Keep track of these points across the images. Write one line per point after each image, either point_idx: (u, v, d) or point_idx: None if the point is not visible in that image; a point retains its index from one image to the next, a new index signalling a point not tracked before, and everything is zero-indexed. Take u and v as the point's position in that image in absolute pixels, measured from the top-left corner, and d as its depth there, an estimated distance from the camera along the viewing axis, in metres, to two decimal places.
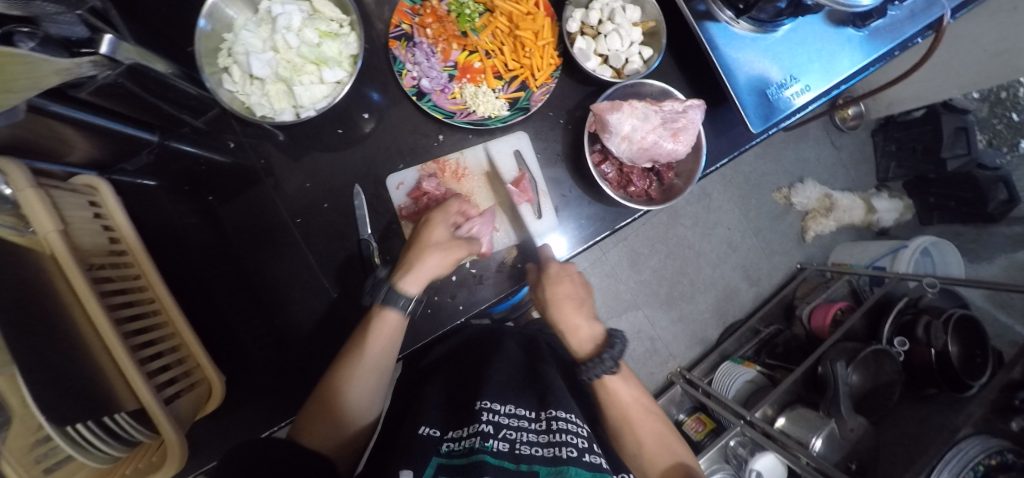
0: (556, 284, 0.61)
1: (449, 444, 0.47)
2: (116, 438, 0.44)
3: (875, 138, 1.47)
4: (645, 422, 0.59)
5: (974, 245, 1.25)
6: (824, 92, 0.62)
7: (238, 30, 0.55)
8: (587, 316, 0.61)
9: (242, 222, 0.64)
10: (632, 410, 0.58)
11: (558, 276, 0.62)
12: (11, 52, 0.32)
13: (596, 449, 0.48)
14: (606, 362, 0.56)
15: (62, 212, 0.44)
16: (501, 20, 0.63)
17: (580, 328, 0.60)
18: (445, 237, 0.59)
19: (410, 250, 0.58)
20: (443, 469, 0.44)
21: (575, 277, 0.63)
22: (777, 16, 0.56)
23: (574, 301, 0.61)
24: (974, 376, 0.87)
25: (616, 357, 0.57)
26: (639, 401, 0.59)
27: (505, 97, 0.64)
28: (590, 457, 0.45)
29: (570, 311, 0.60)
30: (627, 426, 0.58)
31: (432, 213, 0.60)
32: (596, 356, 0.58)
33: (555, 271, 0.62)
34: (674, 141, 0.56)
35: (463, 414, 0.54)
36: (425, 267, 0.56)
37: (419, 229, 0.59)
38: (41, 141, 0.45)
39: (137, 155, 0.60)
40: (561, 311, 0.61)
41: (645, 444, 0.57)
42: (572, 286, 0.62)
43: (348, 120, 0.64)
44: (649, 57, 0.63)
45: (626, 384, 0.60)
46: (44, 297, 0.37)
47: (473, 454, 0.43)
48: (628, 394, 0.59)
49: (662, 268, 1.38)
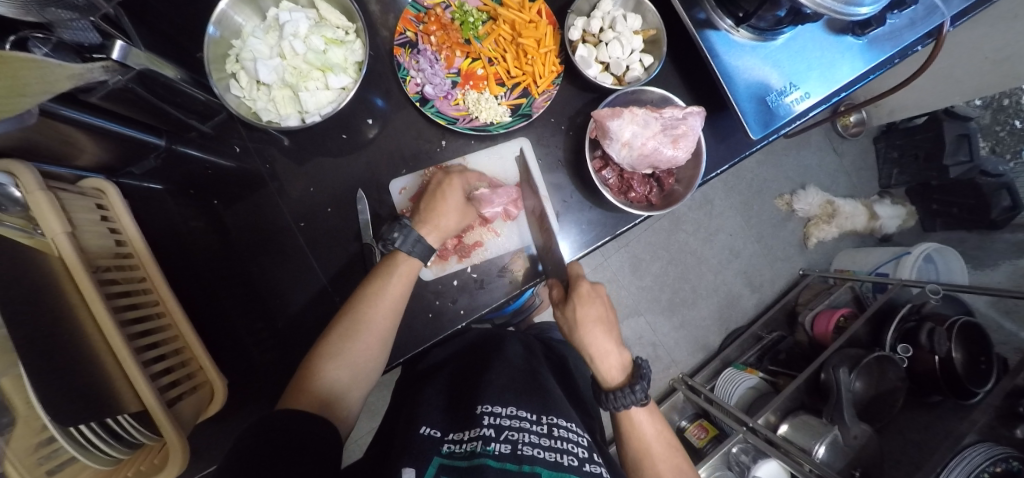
0: (588, 305, 0.59)
1: (449, 445, 0.48)
2: (118, 440, 0.45)
3: (878, 144, 1.46)
4: (667, 458, 0.58)
5: (978, 252, 1.24)
6: (824, 99, 0.62)
7: (246, 37, 0.56)
8: (617, 341, 0.59)
9: (244, 225, 0.65)
10: (654, 446, 0.58)
11: (589, 296, 0.60)
12: (28, 57, 0.33)
13: (596, 459, 0.50)
14: (638, 393, 0.55)
15: (70, 215, 0.45)
16: (504, 28, 0.63)
17: (611, 354, 0.58)
18: (461, 202, 0.61)
19: (428, 205, 0.60)
20: (444, 469, 0.44)
21: (605, 299, 0.61)
22: (777, 25, 0.57)
23: (605, 325, 0.59)
24: (980, 383, 0.86)
25: (647, 389, 0.56)
26: (661, 436, 0.59)
27: (508, 103, 0.65)
28: (589, 466, 0.47)
29: (600, 334, 0.58)
30: (648, 461, 0.58)
31: (450, 176, 0.62)
32: (626, 386, 0.56)
33: (586, 291, 0.60)
34: (674, 148, 0.57)
35: (465, 415, 0.54)
36: (443, 221, 0.60)
37: (439, 187, 0.61)
38: (53, 145, 0.46)
39: (144, 159, 0.60)
40: (591, 334, 0.58)
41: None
42: (604, 309, 0.60)
43: (352, 125, 0.65)
44: (650, 65, 0.63)
45: (648, 414, 0.59)
46: (51, 299, 0.38)
47: (476, 457, 0.44)
48: (651, 429, 0.59)
49: (664, 273, 1.38)
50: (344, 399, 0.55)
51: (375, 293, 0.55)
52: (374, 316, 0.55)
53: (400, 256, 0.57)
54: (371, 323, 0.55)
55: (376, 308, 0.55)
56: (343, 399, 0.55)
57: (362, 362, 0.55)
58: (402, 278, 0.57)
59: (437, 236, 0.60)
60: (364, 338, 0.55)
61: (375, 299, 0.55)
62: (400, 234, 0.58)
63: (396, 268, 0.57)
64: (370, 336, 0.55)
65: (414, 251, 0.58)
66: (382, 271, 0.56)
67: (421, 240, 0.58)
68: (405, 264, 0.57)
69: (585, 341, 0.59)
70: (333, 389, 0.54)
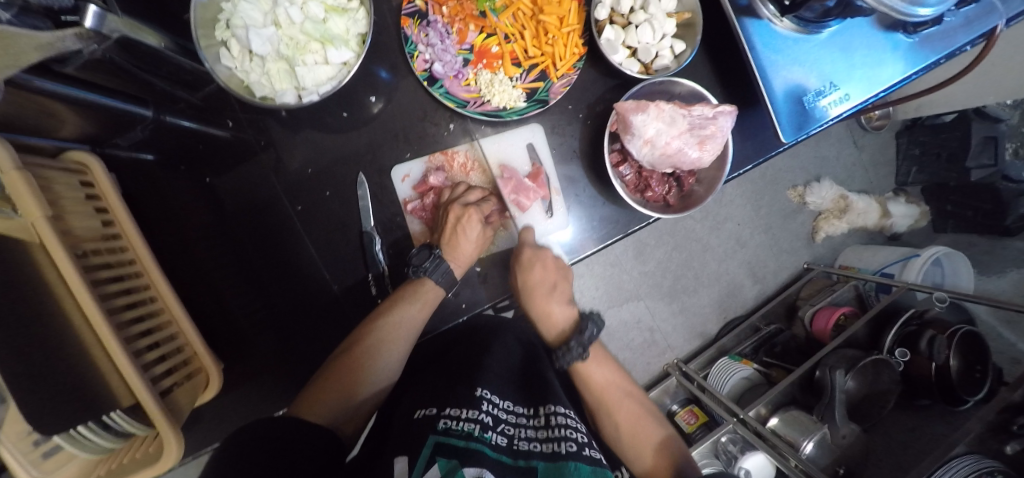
0: (528, 271, 0.60)
1: (446, 422, 0.46)
2: (106, 429, 0.43)
3: (899, 139, 1.41)
4: (622, 405, 0.61)
5: (985, 257, 1.22)
6: (863, 103, 0.58)
7: (238, 0, 0.50)
8: (560, 301, 0.63)
9: (240, 203, 0.61)
10: (606, 393, 0.61)
11: (529, 262, 0.61)
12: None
13: (596, 444, 0.50)
14: (575, 350, 0.60)
15: (51, 193, 0.41)
16: (523, 1, 0.58)
17: (556, 311, 0.64)
18: (482, 231, 0.59)
19: (449, 240, 0.58)
20: (439, 450, 0.42)
21: (549, 262, 0.61)
22: (825, 16, 0.51)
23: (546, 288, 0.61)
24: (972, 391, 0.88)
25: (584, 342, 0.60)
26: (615, 386, 0.62)
27: (523, 86, 0.61)
28: (589, 451, 0.47)
29: (542, 299, 0.61)
30: (606, 409, 0.61)
31: (469, 210, 0.58)
32: (565, 344, 0.62)
33: (527, 257, 0.61)
34: (700, 149, 0.54)
35: (460, 392, 0.53)
36: (468, 252, 0.59)
37: (457, 223, 0.58)
38: (31, 115, 0.42)
39: (131, 131, 0.55)
40: (533, 300, 0.62)
41: (622, 424, 0.60)
42: (544, 273, 0.60)
43: (355, 102, 0.60)
44: (680, 52, 0.59)
45: (596, 364, 0.63)
46: (33, 290, 0.35)
47: (473, 441, 0.44)
48: (601, 376, 0.62)
49: (667, 260, 1.37)
50: (352, 418, 0.55)
51: (399, 317, 0.56)
52: (397, 338, 0.56)
53: (428, 284, 0.58)
54: (395, 345, 0.56)
55: (399, 331, 0.56)
56: (352, 416, 0.55)
57: (377, 378, 0.57)
58: (424, 305, 0.57)
59: (462, 267, 0.60)
60: (383, 356, 0.56)
61: (400, 320, 0.56)
62: (431, 263, 0.57)
63: (422, 294, 0.57)
64: (391, 355, 0.57)
65: (441, 282, 0.58)
66: (407, 294, 0.57)
67: (449, 272, 0.58)
68: (430, 291, 0.58)
69: (531, 305, 0.62)
70: (348, 402, 0.54)
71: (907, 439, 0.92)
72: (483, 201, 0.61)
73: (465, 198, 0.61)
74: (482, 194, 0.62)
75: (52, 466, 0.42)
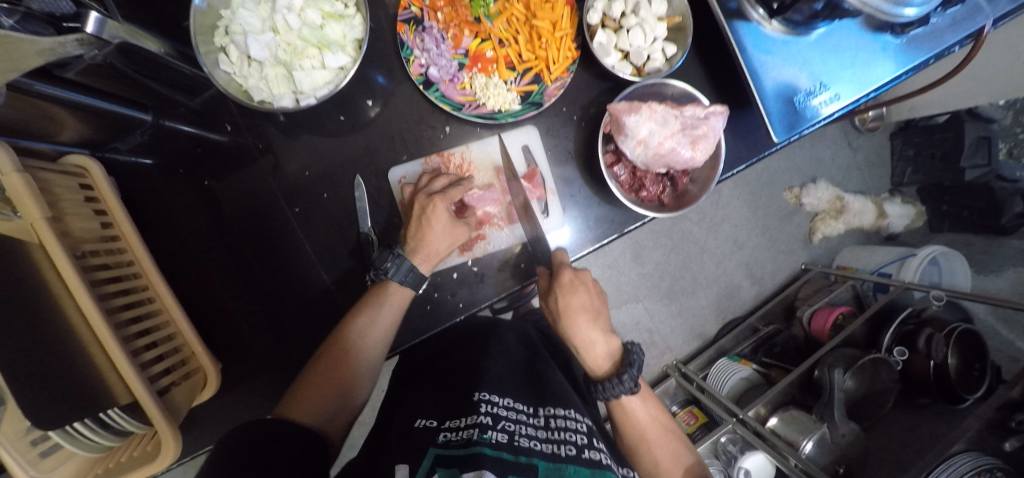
0: (569, 294, 0.59)
1: (445, 434, 0.47)
2: (106, 427, 0.43)
3: (894, 140, 1.42)
4: (663, 443, 0.60)
5: (982, 257, 1.23)
6: (854, 103, 0.58)
7: (236, 7, 0.51)
8: (604, 329, 0.59)
9: (238, 205, 0.62)
10: (650, 429, 0.61)
11: (571, 284, 0.59)
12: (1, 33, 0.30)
13: (596, 444, 0.50)
14: (626, 383, 0.55)
15: (52, 197, 0.42)
16: (517, 7, 0.59)
17: (597, 343, 0.58)
18: (448, 223, 0.58)
19: (415, 234, 0.58)
20: (438, 462, 0.43)
21: (590, 285, 0.61)
22: (813, 18, 0.52)
23: (591, 313, 0.60)
24: (970, 389, 0.89)
25: (636, 377, 0.56)
26: (656, 421, 0.61)
27: (518, 89, 0.62)
28: (590, 453, 0.47)
29: (585, 324, 0.59)
30: (645, 446, 0.61)
31: (434, 200, 0.58)
32: (615, 376, 0.57)
33: (568, 279, 0.59)
34: (692, 149, 0.54)
35: (461, 402, 0.54)
36: (435, 247, 0.58)
37: (422, 214, 0.58)
38: (31, 121, 0.42)
39: (131, 135, 0.56)
40: (574, 324, 0.59)
41: (662, 463, 0.60)
42: (588, 297, 0.60)
43: (352, 106, 0.61)
44: (672, 55, 0.60)
45: (642, 401, 0.61)
46: (30, 290, 0.35)
47: (473, 445, 0.43)
48: (646, 414, 0.61)
49: (665, 262, 1.37)
50: (336, 420, 0.56)
51: (367, 322, 0.56)
52: (366, 343, 0.56)
53: (392, 286, 0.57)
54: (364, 351, 0.57)
55: (368, 336, 0.56)
56: (336, 417, 0.56)
57: (353, 382, 0.57)
58: (392, 307, 0.57)
59: (430, 263, 0.59)
60: (355, 363, 0.57)
61: (369, 323, 0.56)
62: (393, 264, 0.57)
63: (388, 297, 0.57)
64: (363, 358, 0.57)
65: (405, 282, 0.57)
66: (372, 299, 0.57)
67: (414, 271, 0.58)
68: (397, 293, 0.57)
69: (571, 334, 0.59)
70: (326, 406, 0.55)
71: (907, 438, 0.92)
72: (451, 188, 0.60)
73: (431, 187, 0.60)
74: (448, 181, 0.61)
75: (52, 465, 0.41)
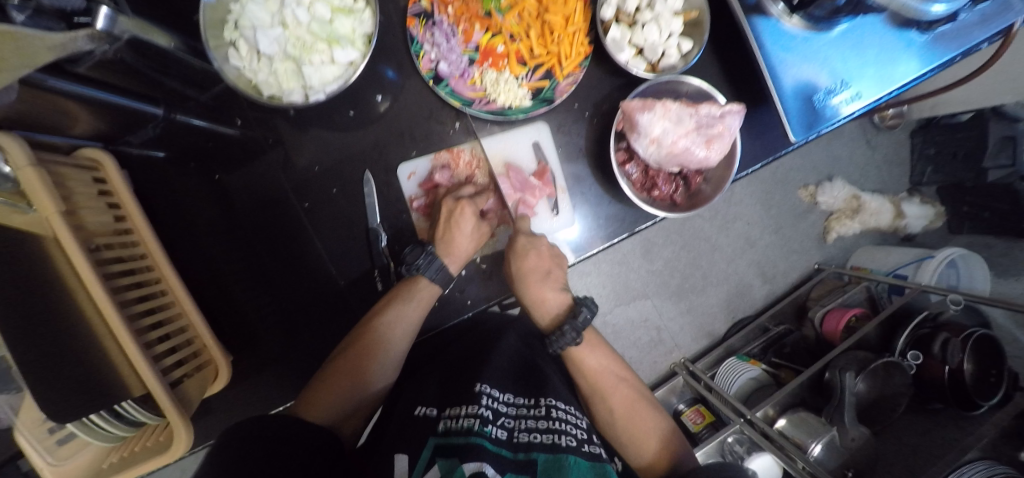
0: (522, 259, 0.60)
1: (445, 423, 0.48)
2: (119, 419, 0.44)
3: (914, 138, 1.38)
4: (616, 389, 0.62)
5: (1003, 259, 1.19)
6: (875, 101, 0.56)
7: (245, 1, 0.51)
8: (554, 287, 0.62)
9: (251, 202, 0.63)
10: (631, 416, 0.60)
11: (524, 249, 0.60)
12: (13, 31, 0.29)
13: (595, 439, 0.51)
14: (570, 334, 0.59)
15: (66, 191, 0.42)
16: (529, 1, 0.57)
17: (547, 298, 0.62)
18: (475, 225, 0.59)
19: (444, 236, 0.58)
20: (439, 451, 0.43)
21: (543, 249, 0.61)
22: (834, 14, 0.51)
23: (541, 276, 0.61)
24: (986, 395, 0.87)
25: (578, 328, 0.60)
26: (610, 372, 0.63)
27: (529, 85, 0.60)
28: (589, 447, 0.48)
29: (536, 282, 0.61)
30: (600, 396, 0.62)
31: (459, 204, 0.59)
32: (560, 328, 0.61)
33: (522, 243, 0.61)
34: (707, 148, 0.53)
35: (460, 390, 0.54)
36: (462, 248, 0.59)
37: (450, 216, 0.58)
38: (47, 114, 0.43)
39: (142, 129, 0.55)
40: (527, 284, 0.60)
41: (614, 407, 0.61)
42: (538, 259, 0.60)
43: (361, 100, 0.60)
44: (688, 51, 0.58)
45: (589, 350, 0.63)
46: (44, 283, 0.36)
47: (473, 435, 0.44)
48: (594, 361, 0.63)
49: (675, 259, 1.36)
50: (351, 418, 0.57)
51: (395, 316, 0.57)
52: (393, 339, 0.57)
53: (422, 281, 0.58)
54: (391, 346, 0.57)
55: (396, 330, 0.57)
56: (354, 414, 0.57)
57: (378, 379, 0.58)
58: (421, 303, 0.58)
59: (459, 263, 0.60)
60: (381, 357, 0.57)
61: (397, 320, 0.57)
62: (424, 261, 0.57)
63: (417, 292, 0.58)
64: (385, 355, 0.58)
65: (435, 279, 0.58)
66: (402, 293, 0.58)
67: (443, 268, 0.58)
68: (425, 290, 0.58)
69: (525, 291, 0.61)
70: (346, 402, 0.56)
71: (919, 442, 0.90)
72: (477, 195, 0.62)
73: (457, 192, 0.61)
74: (475, 188, 0.63)
75: (68, 451, 0.43)
